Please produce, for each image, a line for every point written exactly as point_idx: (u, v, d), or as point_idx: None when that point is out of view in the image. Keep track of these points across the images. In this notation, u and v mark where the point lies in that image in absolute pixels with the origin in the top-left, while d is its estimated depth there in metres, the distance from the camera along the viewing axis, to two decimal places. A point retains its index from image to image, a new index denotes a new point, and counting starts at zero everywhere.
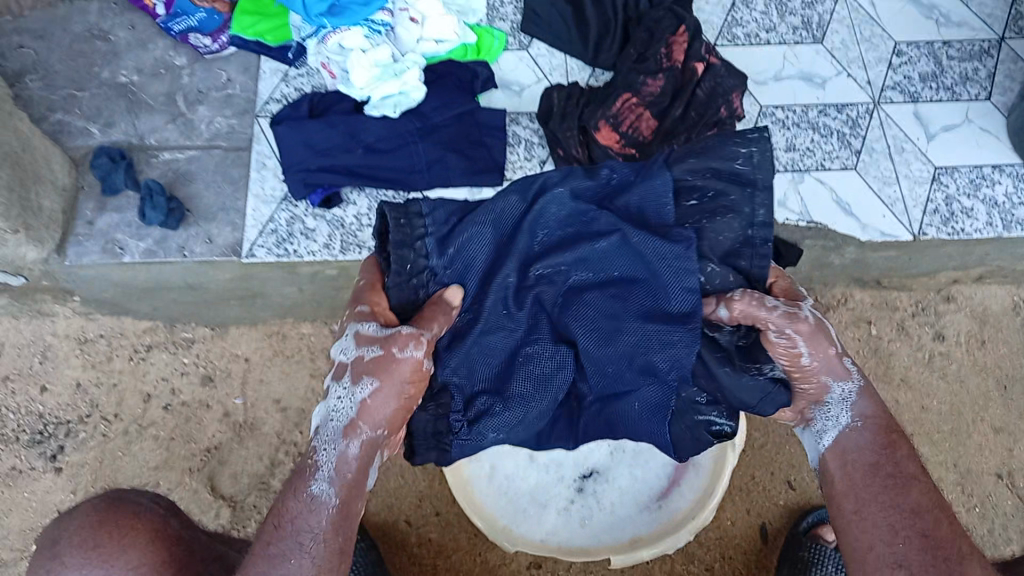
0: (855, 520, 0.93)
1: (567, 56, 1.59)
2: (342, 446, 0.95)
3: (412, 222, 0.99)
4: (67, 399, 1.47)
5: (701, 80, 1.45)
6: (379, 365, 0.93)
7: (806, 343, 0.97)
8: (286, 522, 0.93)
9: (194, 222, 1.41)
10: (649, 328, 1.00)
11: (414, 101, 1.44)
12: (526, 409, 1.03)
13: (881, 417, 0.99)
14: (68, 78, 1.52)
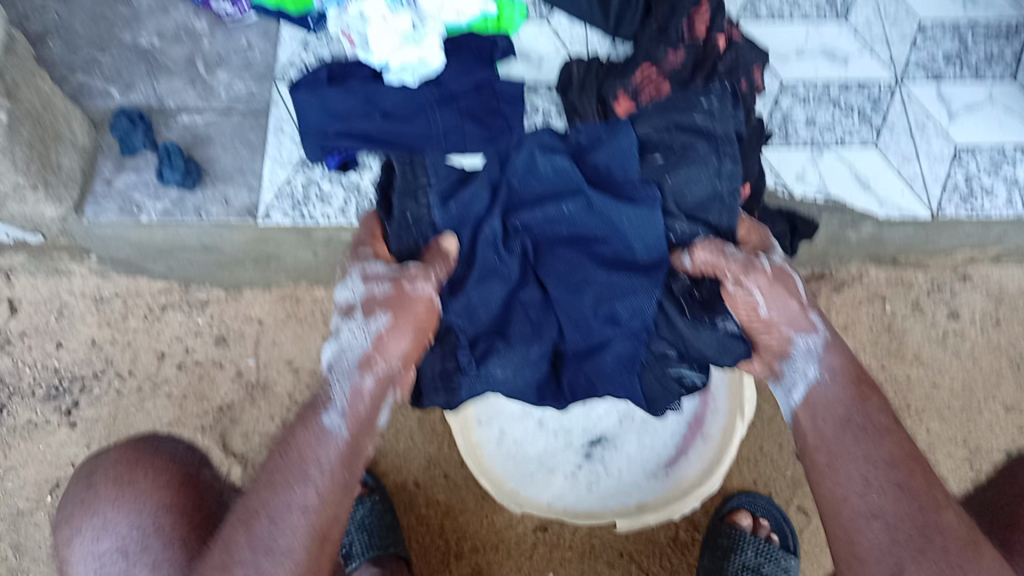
0: (827, 472, 0.96)
1: (586, 28, 1.60)
2: (354, 380, 1.00)
3: (416, 173, 1.09)
4: (82, 355, 1.47)
5: (724, 55, 1.44)
6: (392, 301, 1.01)
7: (763, 292, 1.04)
8: (294, 450, 0.97)
9: (211, 184, 1.45)
10: (613, 277, 1.06)
11: (433, 71, 1.44)
12: (524, 350, 1.07)
13: (849, 367, 1.03)
14: (90, 40, 1.53)
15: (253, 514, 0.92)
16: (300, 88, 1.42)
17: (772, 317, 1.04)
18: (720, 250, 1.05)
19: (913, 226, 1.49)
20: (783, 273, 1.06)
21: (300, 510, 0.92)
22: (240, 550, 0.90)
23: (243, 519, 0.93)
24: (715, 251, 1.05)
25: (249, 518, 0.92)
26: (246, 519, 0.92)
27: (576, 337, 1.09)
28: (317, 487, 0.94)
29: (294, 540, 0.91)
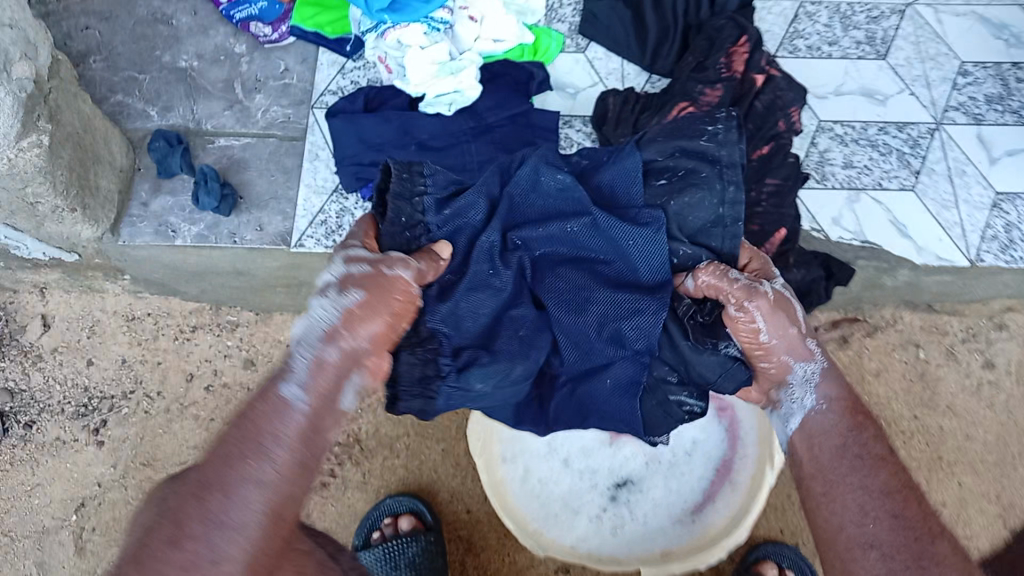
0: (825, 502, 0.96)
1: (624, 61, 1.59)
2: (318, 352, 0.94)
3: (415, 179, 1.13)
4: (112, 373, 1.55)
5: (761, 93, 1.43)
6: (370, 280, 0.97)
7: (764, 318, 1.04)
8: (251, 422, 0.88)
9: (246, 209, 1.43)
10: (618, 297, 1.11)
11: (469, 100, 1.43)
12: (509, 367, 1.09)
13: (844, 398, 1.03)
14: (130, 61, 1.54)
15: (205, 486, 0.83)
16: (337, 117, 1.41)
17: (772, 342, 1.05)
18: (722, 275, 1.07)
19: (951, 274, 1.47)
20: (785, 299, 1.06)
21: (256, 486, 0.84)
22: (190, 524, 0.80)
23: (194, 492, 0.82)
24: (718, 276, 1.07)
25: (200, 491, 0.82)
26: (198, 490, 0.82)
27: (572, 360, 1.15)
28: (276, 464, 0.86)
29: (249, 518, 0.82)
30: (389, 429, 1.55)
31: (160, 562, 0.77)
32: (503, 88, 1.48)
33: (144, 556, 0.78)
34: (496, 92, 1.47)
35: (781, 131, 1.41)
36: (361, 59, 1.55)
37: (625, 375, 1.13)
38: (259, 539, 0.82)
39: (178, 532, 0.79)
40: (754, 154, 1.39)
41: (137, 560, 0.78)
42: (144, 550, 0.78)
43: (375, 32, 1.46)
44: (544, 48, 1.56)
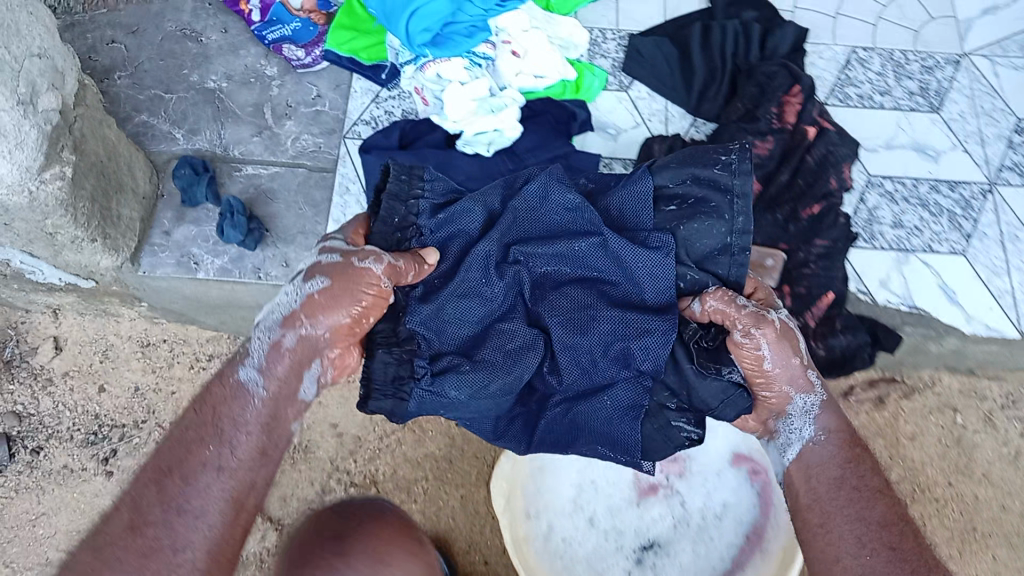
0: (821, 532, 0.95)
1: (668, 102, 1.51)
2: (277, 337, 1.00)
3: (413, 182, 1.13)
4: (124, 401, 1.52)
5: (813, 145, 1.36)
6: (336, 272, 1.00)
7: (771, 346, 1.02)
8: (208, 408, 0.97)
9: (272, 243, 1.36)
10: (627, 316, 1.06)
11: (508, 142, 1.37)
12: (490, 378, 1.04)
13: (841, 430, 1.03)
14: (156, 78, 1.48)
15: (163, 473, 0.91)
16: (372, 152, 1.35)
17: (776, 372, 1.02)
18: (731, 302, 1.04)
19: (999, 344, 1.38)
20: (790, 330, 1.04)
21: (214, 471, 0.92)
22: (151, 511, 0.89)
23: (155, 480, 0.91)
24: (729, 303, 1.04)
25: (159, 478, 0.91)
26: (156, 476, 0.91)
27: (572, 376, 1.07)
28: (230, 448, 0.95)
29: (204, 503, 0.91)
30: (407, 471, 1.52)
31: (117, 549, 0.86)
32: (542, 126, 1.42)
33: (106, 544, 0.86)
34: (536, 132, 1.41)
35: (833, 189, 1.34)
36: (394, 88, 1.49)
37: (624, 397, 1.07)
38: (213, 523, 0.90)
39: (136, 520, 0.88)
40: (805, 212, 1.33)
41: (97, 547, 0.86)
42: (105, 538, 0.87)
43: (415, 66, 1.43)
44: (587, 86, 1.49)
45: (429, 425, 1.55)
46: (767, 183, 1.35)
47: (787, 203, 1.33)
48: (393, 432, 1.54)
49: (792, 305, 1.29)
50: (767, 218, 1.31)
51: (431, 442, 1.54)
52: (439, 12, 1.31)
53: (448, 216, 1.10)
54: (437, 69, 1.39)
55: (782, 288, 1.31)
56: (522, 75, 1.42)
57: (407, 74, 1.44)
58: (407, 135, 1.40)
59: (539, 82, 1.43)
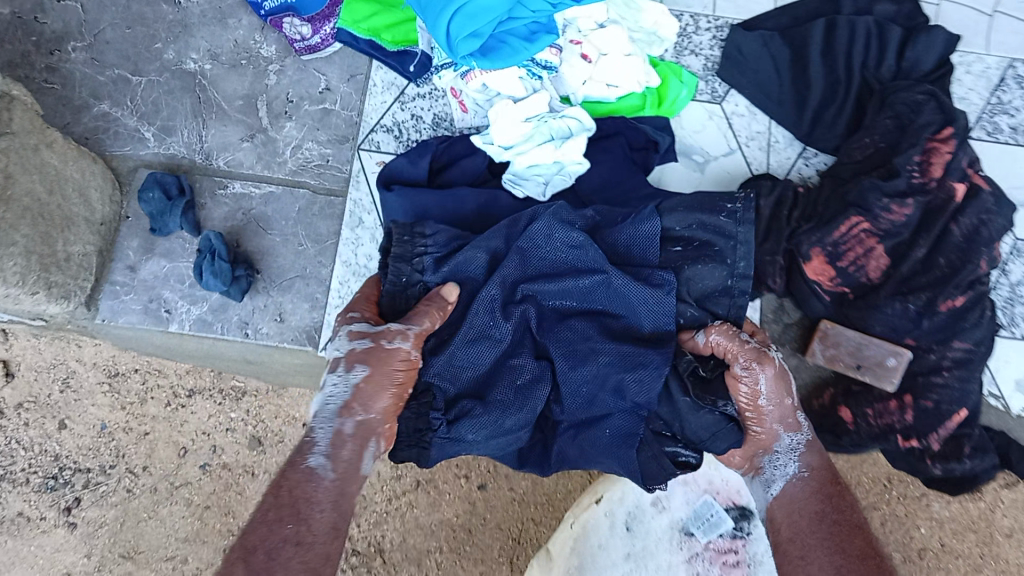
0: (799, 564, 0.85)
1: (772, 121, 1.20)
2: (337, 425, 0.87)
3: (414, 242, 0.97)
4: (89, 441, 1.27)
5: (962, 213, 1.05)
6: (371, 354, 0.88)
7: (770, 384, 0.92)
8: (283, 490, 0.83)
9: (263, 290, 1.09)
10: (625, 349, 0.94)
11: (566, 183, 1.07)
12: (501, 416, 0.92)
13: (827, 471, 0.94)
14: (121, 52, 1.15)
15: (248, 549, 0.77)
16: (393, 188, 1.03)
17: (763, 409, 0.93)
18: (733, 337, 0.94)
19: None
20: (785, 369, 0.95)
21: (295, 545, 0.78)
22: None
23: (240, 558, 0.76)
24: (727, 335, 0.95)
25: (244, 554, 0.76)
26: (240, 556, 0.76)
27: (574, 408, 0.95)
28: (313, 525, 0.80)
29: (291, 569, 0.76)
30: (418, 540, 1.28)
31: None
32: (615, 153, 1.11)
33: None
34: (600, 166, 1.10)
35: (981, 274, 1.04)
36: (423, 84, 1.17)
37: (625, 424, 0.95)
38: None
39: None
40: (944, 304, 1.03)
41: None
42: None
43: (454, 70, 1.09)
44: (672, 100, 1.16)
45: (446, 486, 1.30)
46: (894, 259, 1.06)
47: (923, 290, 1.04)
48: (404, 493, 1.29)
49: (913, 421, 1.04)
50: (895, 308, 1.04)
51: (447, 506, 1.30)
52: (494, 12, 0.97)
53: (455, 266, 0.95)
54: (483, 78, 1.07)
55: (902, 398, 1.05)
56: (590, 82, 1.11)
57: (443, 78, 1.10)
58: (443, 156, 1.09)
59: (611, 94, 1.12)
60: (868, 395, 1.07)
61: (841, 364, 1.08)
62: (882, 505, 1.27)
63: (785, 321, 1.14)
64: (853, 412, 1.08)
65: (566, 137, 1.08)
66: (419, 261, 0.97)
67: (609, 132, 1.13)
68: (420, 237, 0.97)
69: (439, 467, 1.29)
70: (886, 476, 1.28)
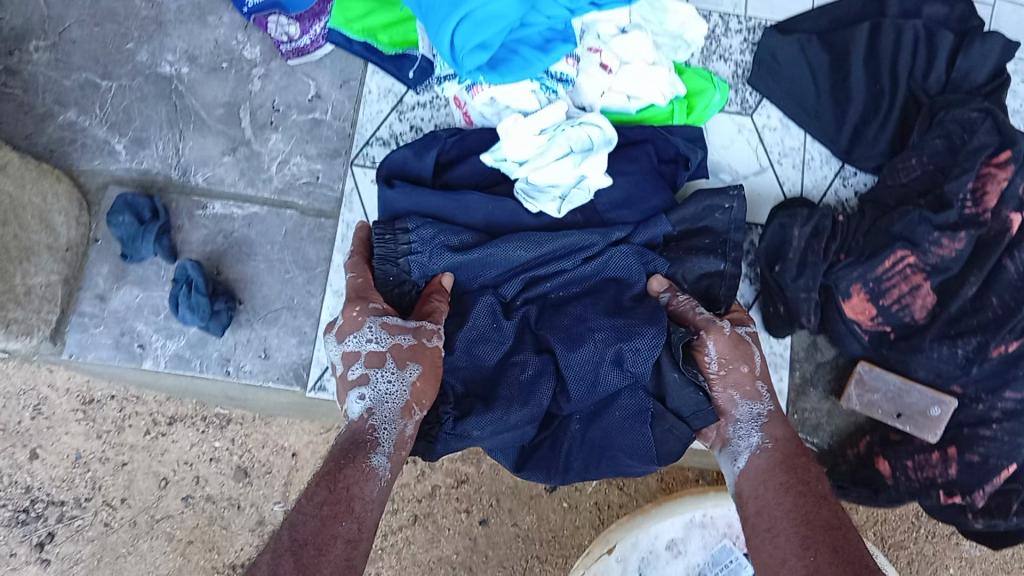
0: (767, 538, 0.79)
1: (807, 135, 1.10)
2: (400, 426, 0.83)
3: (398, 238, 0.92)
4: (62, 472, 1.18)
5: (1018, 247, 0.95)
6: (421, 351, 0.85)
7: (720, 352, 0.91)
8: (338, 485, 0.78)
9: (245, 322, 0.99)
10: (619, 323, 0.89)
11: (586, 197, 0.95)
12: (507, 412, 0.86)
13: (793, 442, 0.88)
14: (89, 53, 1.04)
15: (299, 542, 0.73)
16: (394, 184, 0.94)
17: (714, 376, 0.91)
18: (685, 307, 0.94)
19: None
20: (743, 339, 0.93)
21: (345, 543, 0.74)
22: None
23: (290, 550, 0.72)
24: (681, 303, 0.94)
25: (295, 548, 0.72)
26: (290, 546, 0.72)
27: (580, 397, 0.90)
28: (366, 528, 0.76)
29: (336, 570, 0.72)
30: None
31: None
32: (642, 165, 0.99)
33: None
34: (622, 179, 0.98)
35: None
36: (423, 92, 1.05)
37: (634, 405, 0.90)
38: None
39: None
40: (996, 349, 0.94)
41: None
42: None
43: (458, 82, 0.98)
44: (703, 106, 1.05)
45: (446, 521, 1.20)
46: (941, 297, 0.96)
47: (972, 333, 0.94)
48: (400, 529, 1.19)
49: (957, 476, 0.95)
50: (942, 352, 0.95)
51: (446, 542, 1.20)
52: (505, 20, 0.86)
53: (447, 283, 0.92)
54: (491, 92, 0.96)
55: (946, 449, 0.96)
56: (609, 93, 1.00)
57: (447, 90, 0.99)
58: (453, 152, 1.00)
59: (632, 106, 1.01)
60: (908, 446, 0.98)
61: (879, 411, 0.99)
62: (910, 544, 1.18)
63: (818, 360, 1.05)
64: (892, 464, 0.99)
65: (587, 151, 0.95)
66: (406, 261, 0.92)
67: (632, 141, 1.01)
68: (402, 234, 0.92)
69: (437, 499, 1.20)
70: (916, 513, 1.18)
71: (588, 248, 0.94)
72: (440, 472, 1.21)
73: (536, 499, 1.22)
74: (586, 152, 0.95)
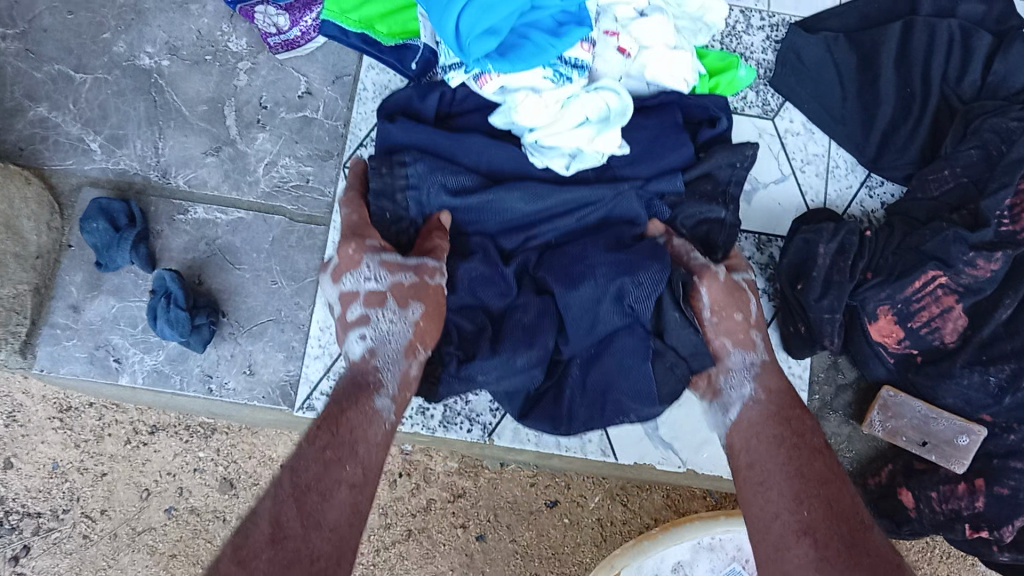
0: (757, 492, 0.71)
1: (832, 142, 1.02)
2: (404, 367, 0.75)
3: (395, 171, 0.85)
4: (39, 483, 1.05)
5: None
6: (422, 290, 0.78)
7: (714, 301, 0.83)
8: (339, 428, 0.70)
9: (228, 335, 0.93)
10: (621, 256, 0.81)
11: (599, 160, 0.86)
12: (511, 356, 0.80)
13: (789, 393, 0.79)
14: (62, 43, 0.97)
15: (300, 487, 0.64)
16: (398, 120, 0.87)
17: (708, 323, 0.83)
18: (681, 251, 0.86)
19: None
20: (740, 287, 0.84)
21: (349, 489, 0.66)
22: (290, 529, 0.61)
23: (292, 496, 0.63)
24: (677, 246, 0.86)
25: (295, 495, 0.64)
26: (292, 490, 0.64)
27: (579, 336, 0.83)
28: (370, 472, 0.69)
29: (341, 516, 0.64)
30: None
31: (262, 565, 0.59)
32: (663, 118, 0.90)
33: (247, 555, 0.59)
34: (639, 132, 0.89)
35: None
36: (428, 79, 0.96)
37: (634, 342, 0.82)
38: (348, 541, 0.64)
39: (278, 531, 0.61)
40: None
41: (241, 561, 0.59)
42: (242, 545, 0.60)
43: (465, 72, 0.84)
44: (727, 82, 0.97)
45: (441, 536, 1.08)
46: (973, 318, 0.91)
47: (1006, 359, 0.88)
48: (393, 544, 1.07)
49: (984, 509, 0.89)
50: (970, 380, 0.89)
51: (441, 559, 1.09)
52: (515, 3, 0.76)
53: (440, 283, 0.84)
54: (500, 81, 0.83)
55: (974, 481, 0.90)
56: (626, 77, 0.92)
57: (452, 81, 0.86)
58: (470, 99, 0.91)
59: (653, 89, 0.94)
60: (932, 476, 0.92)
61: (903, 438, 0.93)
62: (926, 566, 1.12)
63: (839, 382, 0.99)
64: (916, 495, 0.93)
65: (604, 121, 0.85)
66: (402, 198, 0.85)
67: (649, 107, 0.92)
68: (398, 168, 0.85)
69: (433, 513, 1.09)
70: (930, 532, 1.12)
71: (595, 206, 0.85)
72: (435, 486, 1.09)
73: (536, 515, 1.10)
74: (603, 122, 0.85)
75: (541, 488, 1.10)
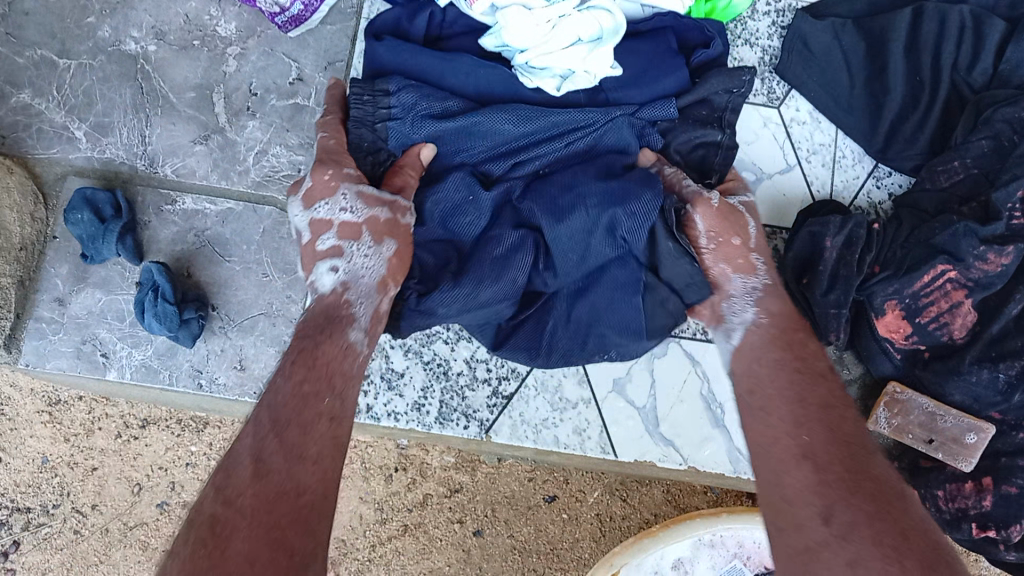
0: (757, 417, 0.69)
1: (839, 132, 1.00)
2: (376, 302, 0.74)
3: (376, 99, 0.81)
4: (27, 477, 1.02)
5: None
6: (395, 226, 0.76)
7: (709, 226, 0.81)
8: (317, 361, 0.68)
9: (219, 327, 0.90)
10: (612, 186, 0.78)
11: (591, 83, 0.82)
12: (476, 287, 0.76)
13: (790, 317, 0.77)
14: (45, 27, 0.93)
15: (281, 421, 0.62)
16: (385, 40, 0.84)
17: (704, 250, 0.81)
18: (673, 179, 0.83)
19: None
20: (735, 210, 0.82)
21: (329, 422, 0.64)
22: (274, 464, 0.59)
23: (273, 431, 0.61)
24: (669, 175, 0.84)
25: (277, 430, 0.62)
26: (272, 426, 0.62)
27: (569, 268, 0.80)
28: (348, 406, 0.67)
29: (324, 449, 0.62)
30: None
31: (248, 501, 0.57)
32: (659, 43, 0.87)
33: (232, 492, 0.57)
34: (632, 57, 0.86)
35: None
36: None
37: (625, 275, 0.80)
38: (333, 473, 0.62)
39: (261, 466, 0.59)
40: None
41: (226, 501, 0.57)
42: (225, 484, 0.58)
43: None
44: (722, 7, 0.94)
45: (438, 532, 1.06)
46: (981, 315, 0.89)
47: (1016, 357, 0.86)
48: (390, 540, 1.05)
49: (991, 508, 0.87)
50: (979, 376, 0.87)
51: (438, 554, 1.07)
52: None
53: None
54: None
55: (981, 480, 0.88)
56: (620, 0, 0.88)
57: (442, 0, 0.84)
58: (459, 22, 0.87)
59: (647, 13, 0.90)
60: (939, 475, 0.90)
61: (909, 436, 0.90)
62: None
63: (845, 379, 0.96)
64: (921, 494, 0.91)
65: (597, 41, 0.81)
66: (383, 127, 0.81)
67: (643, 33, 0.89)
68: (382, 96, 0.81)
69: (430, 509, 1.07)
70: None
71: (583, 129, 0.82)
72: (433, 480, 1.07)
73: (534, 510, 1.08)
74: (595, 42, 0.81)
75: (539, 483, 1.08)
